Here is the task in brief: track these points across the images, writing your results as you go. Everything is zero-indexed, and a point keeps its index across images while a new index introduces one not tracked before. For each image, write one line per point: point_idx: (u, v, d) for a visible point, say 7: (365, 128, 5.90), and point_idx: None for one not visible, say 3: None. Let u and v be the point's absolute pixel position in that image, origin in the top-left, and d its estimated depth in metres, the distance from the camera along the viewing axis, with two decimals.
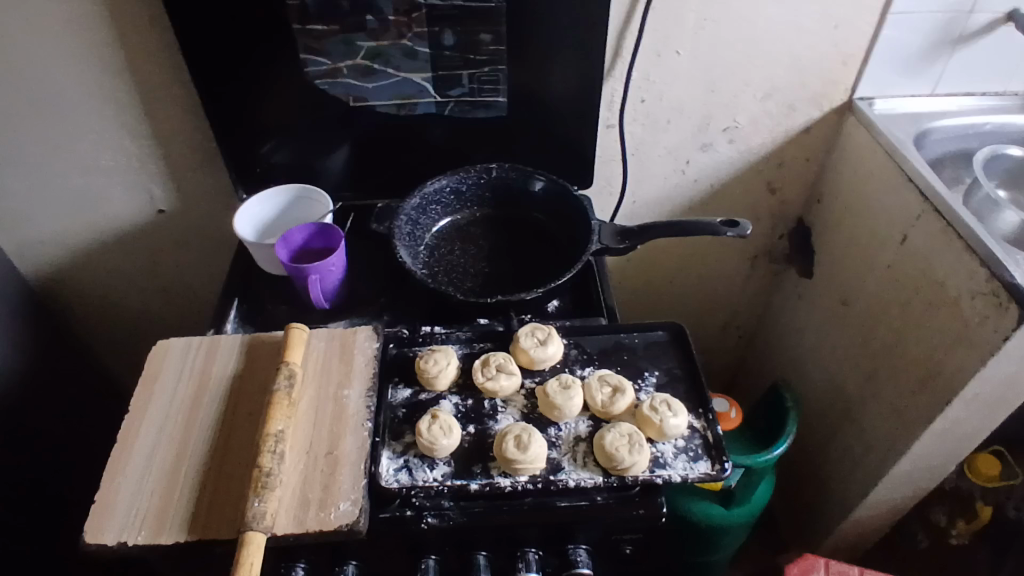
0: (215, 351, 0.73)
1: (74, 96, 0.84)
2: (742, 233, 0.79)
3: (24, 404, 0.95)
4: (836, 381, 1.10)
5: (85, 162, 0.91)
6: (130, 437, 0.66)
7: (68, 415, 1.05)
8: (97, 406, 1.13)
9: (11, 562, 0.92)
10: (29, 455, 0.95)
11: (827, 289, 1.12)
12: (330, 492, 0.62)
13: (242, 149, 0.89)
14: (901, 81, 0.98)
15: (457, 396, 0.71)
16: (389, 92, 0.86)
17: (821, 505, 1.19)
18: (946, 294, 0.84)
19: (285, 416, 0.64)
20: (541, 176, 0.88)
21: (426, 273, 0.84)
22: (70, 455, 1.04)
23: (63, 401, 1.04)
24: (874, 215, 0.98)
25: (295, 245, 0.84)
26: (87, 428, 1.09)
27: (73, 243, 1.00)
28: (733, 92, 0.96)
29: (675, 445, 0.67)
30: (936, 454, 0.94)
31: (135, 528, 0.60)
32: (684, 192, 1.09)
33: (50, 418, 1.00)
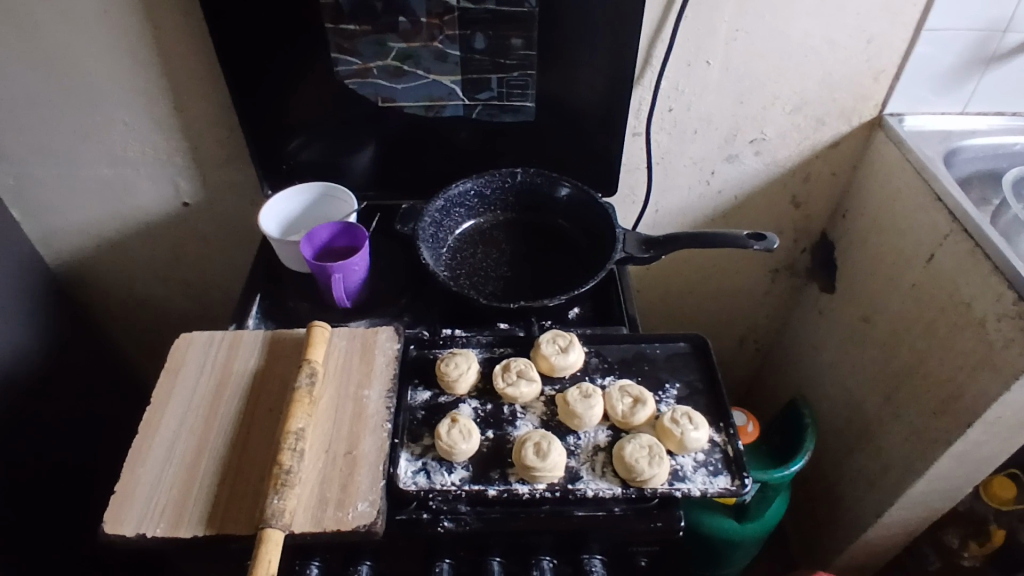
0: (237, 345, 0.73)
1: (108, 87, 0.85)
2: (768, 246, 0.78)
3: (44, 391, 0.96)
4: (855, 399, 1.09)
5: (115, 153, 0.92)
6: (151, 428, 0.67)
7: (88, 405, 1.06)
8: (117, 396, 1.14)
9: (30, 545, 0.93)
10: (49, 442, 0.96)
11: (849, 305, 1.11)
12: (348, 492, 0.62)
13: (271, 145, 0.90)
14: (932, 99, 0.97)
15: (476, 400, 0.71)
16: (418, 93, 0.86)
17: (834, 523, 1.18)
18: (971, 316, 0.83)
19: (305, 414, 0.65)
20: (567, 182, 0.88)
21: (449, 275, 0.84)
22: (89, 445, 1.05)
23: (83, 389, 1.05)
24: (900, 232, 0.97)
25: (319, 243, 0.84)
26: (106, 418, 1.10)
27: (98, 233, 1.01)
28: (762, 104, 0.96)
29: (695, 458, 0.67)
30: (955, 477, 0.92)
31: (154, 520, 0.60)
32: (707, 202, 1.09)
33: (70, 406, 1.01)
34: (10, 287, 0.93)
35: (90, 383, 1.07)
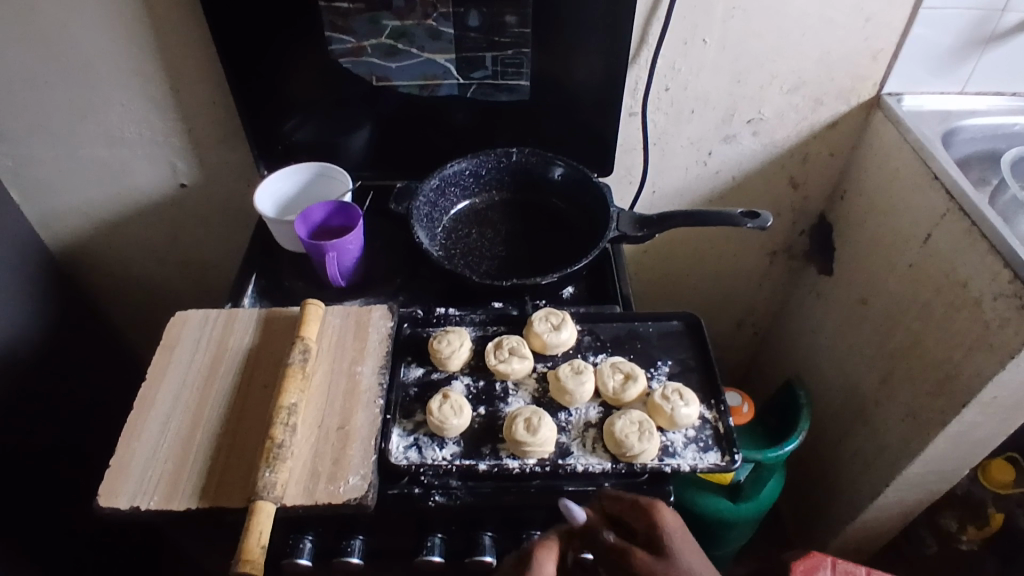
0: (233, 323, 0.74)
1: (102, 67, 0.85)
2: (762, 225, 0.78)
3: (43, 372, 0.97)
4: (851, 381, 1.09)
5: (110, 134, 0.92)
6: (146, 403, 0.67)
7: (86, 385, 1.07)
8: (116, 377, 1.15)
9: (30, 521, 0.94)
10: (48, 421, 0.98)
11: (846, 287, 1.10)
12: (341, 466, 0.62)
13: (267, 125, 0.90)
14: (930, 78, 0.96)
15: (468, 377, 0.72)
16: (413, 72, 0.86)
17: (829, 503, 1.18)
18: (967, 295, 0.83)
19: (298, 389, 0.65)
20: (561, 161, 0.87)
21: (443, 255, 0.84)
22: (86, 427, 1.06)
23: (82, 371, 1.06)
24: (897, 213, 0.97)
25: (314, 222, 0.84)
26: (105, 401, 1.11)
27: (96, 214, 1.02)
28: (759, 84, 0.95)
29: (685, 435, 0.67)
30: (949, 458, 0.93)
31: (148, 493, 0.61)
32: (704, 183, 1.08)
33: (69, 387, 1.03)
34: (10, 270, 0.94)
35: (88, 365, 1.08)
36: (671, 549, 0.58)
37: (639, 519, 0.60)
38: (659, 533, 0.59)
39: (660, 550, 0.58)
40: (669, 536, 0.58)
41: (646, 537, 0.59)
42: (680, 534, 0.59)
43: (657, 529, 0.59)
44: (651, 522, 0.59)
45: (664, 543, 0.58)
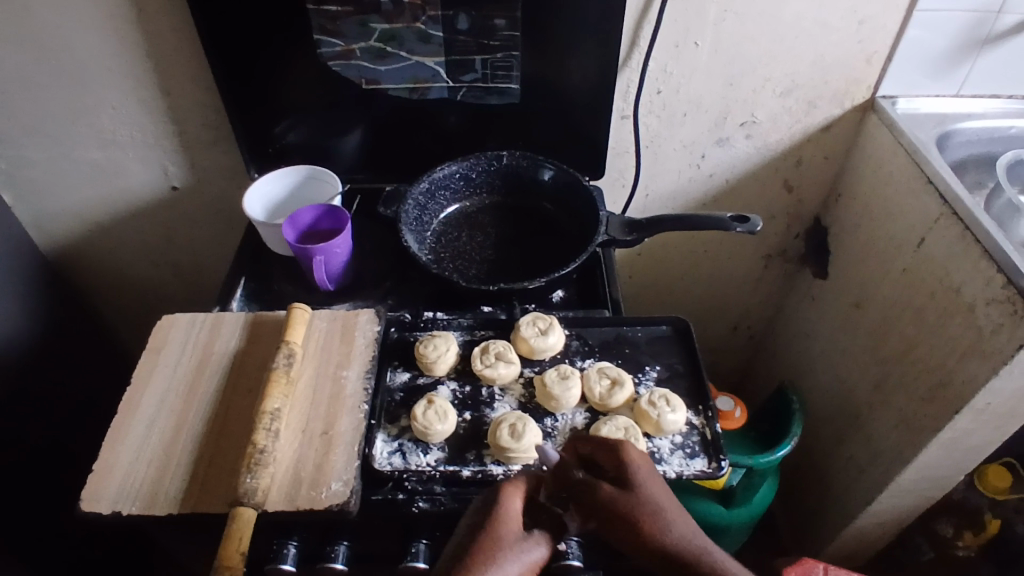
0: (219, 327, 0.74)
1: (93, 69, 0.85)
2: (752, 229, 0.77)
3: (35, 375, 0.97)
4: (846, 386, 1.09)
5: (102, 136, 0.92)
6: (131, 407, 0.67)
7: (79, 388, 1.07)
8: (110, 380, 1.15)
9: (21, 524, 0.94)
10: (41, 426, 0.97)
11: (840, 291, 1.10)
12: (323, 471, 0.62)
13: (257, 128, 0.90)
14: (924, 81, 0.95)
15: (454, 382, 0.71)
16: (402, 75, 0.86)
17: (824, 509, 1.17)
18: (960, 300, 0.82)
19: (281, 394, 0.65)
20: (551, 164, 0.87)
21: (432, 259, 0.84)
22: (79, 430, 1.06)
23: (75, 374, 1.06)
24: (891, 217, 0.96)
25: (302, 225, 0.84)
26: (97, 404, 1.11)
27: (89, 215, 1.02)
28: (752, 87, 0.94)
29: (672, 441, 0.67)
30: (944, 465, 0.92)
31: (130, 498, 0.60)
32: (698, 186, 1.08)
33: (62, 390, 1.02)
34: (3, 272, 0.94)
35: (81, 367, 1.08)
36: (639, 483, 0.55)
37: (609, 458, 0.57)
38: (627, 468, 0.56)
39: (626, 485, 0.56)
40: (635, 473, 0.56)
41: (613, 475, 0.57)
42: (647, 473, 0.56)
43: (625, 466, 0.56)
44: (619, 459, 0.56)
45: (630, 478, 0.56)
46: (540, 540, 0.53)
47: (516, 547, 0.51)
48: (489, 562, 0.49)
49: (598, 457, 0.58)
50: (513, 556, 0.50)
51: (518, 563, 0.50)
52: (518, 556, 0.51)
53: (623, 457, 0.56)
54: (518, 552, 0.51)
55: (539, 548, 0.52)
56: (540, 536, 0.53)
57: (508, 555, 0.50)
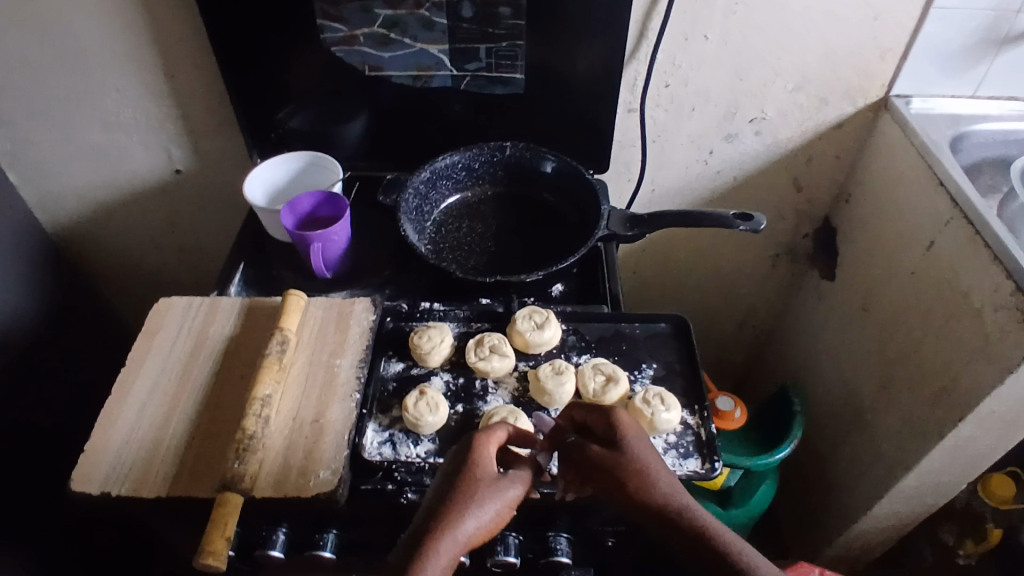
0: (215, 311, 0.73)
1: (96, 51, 0.84)
2: (755, 227, 0.75)
3: (40, 355, 0.97)
4: (851, 389, 1.07)
5: (107, 118, 0.91)
6: (124, 388, 0.67)
7: (85, 370, 1.07)
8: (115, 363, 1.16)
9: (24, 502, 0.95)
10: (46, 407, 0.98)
11: (848, 292, 1.08)
12: (313, 459, 0.62)
13: (260, 114, 0.89)
14: (939, 80, 0.93)
15: (448, 374, 0.71)
16: (406, 63, 0.85)
17: (825, 512, 1.16)
18: (969, 305, 0.80)
19: (274, 380, 0.65)
20: (553, 156, 0.86)
21: (431, 249, 0.83)
22: (84, 411, 1.07)
23: (79, 355, 1.07)
24: (901, 218, 0.94)
25: (302, 212, 0.83)
26: (101, 385, 1.11)
27: (94, 198, 1.02)
28: (762, 81, 0.93)
29: (665, 440, 0.66)
30: (947, 471, 0.90)
31: (119, 480, 0.60)
32: (705, 182, 1.06)
33: (67, 371, 1.03)
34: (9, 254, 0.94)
35: (85, 349, 1.09)
36: (626, 437, 0.53)
37: (600, 420, 0.55)
38: (615, 427, 0.54)
39: (615, 444, 0.53)
40: (623, 430, 0.53)
41: (603, 437, 0.55)
42: (636, 431, 0.54)
43: (613, 424, 0.54)
44: (608, 418, 0.55)
45: (619, 435, 0.53)
46: (519, 480, 0.50)
47: (494, 487, 0.48)
48: (470, 498, 0.46)
49: (588, 421, 0.56)
50: (492, 494, 0.47)
51: (497, 501, 0.47)
52: (497, 493, 0.47)
53: (611, 416, 0.54)
54: (497, 491, 0.48)
55: (517, 487, 0.49)
56: (518, 477, 0.50)
57: (487, 494, 0.47)
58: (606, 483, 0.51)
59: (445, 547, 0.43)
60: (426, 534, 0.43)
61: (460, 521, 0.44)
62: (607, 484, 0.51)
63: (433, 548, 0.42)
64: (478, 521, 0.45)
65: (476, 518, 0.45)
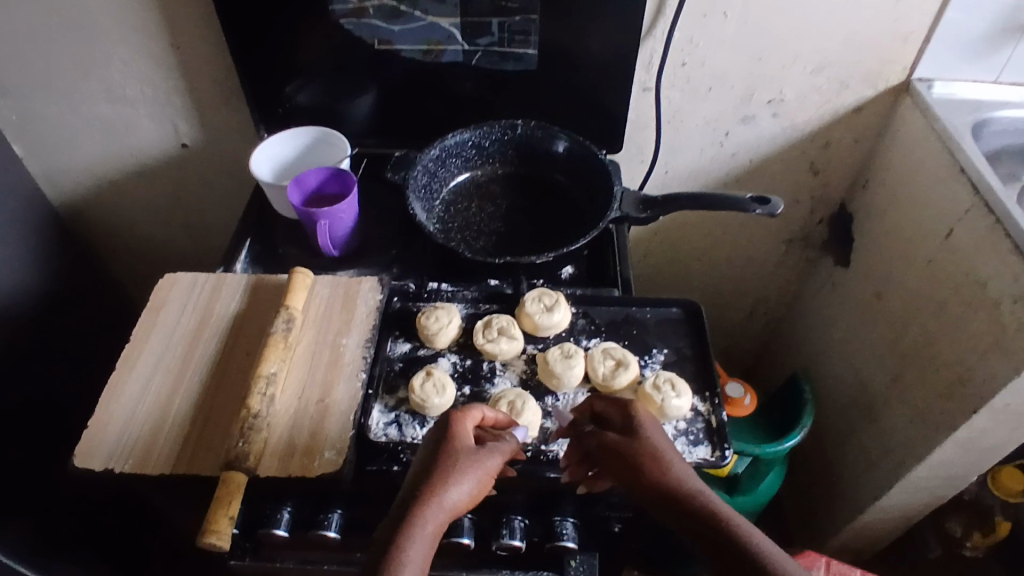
0: (220, 288, 0.72)
1: (100, 21, 0.82)
2: (772, 211, 0.73)
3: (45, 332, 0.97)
4: (862, 378, 1.05)
5: (112, 90, 0.90)
6: (128, 363, 0.66)
7: (92, 346, 1.07)
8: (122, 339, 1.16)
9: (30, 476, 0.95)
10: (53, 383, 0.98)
11: (862, 280, 1.06)
12: (317, 439, 0.61)
13: (266, 87, 0.87)
14: (964, 63, 0.90)
15: (455, 355, 0.70)
16: (416, 37, 0.82)
17: (832, 501, 1.15)
18: (985, 298, 0.79)
19: (278, 359, 0.64)
20: (565, 136, 0.84)
21: (439, 229, 0.82)
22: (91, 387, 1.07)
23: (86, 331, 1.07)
24: (919, 206, 0.92)
25: (308, 188, 0.82)
26: (108, 360, 1.11)
27: (100, 172, 1.00)
28: (781, 62, 0.90)
29: (675, 427, 0.65)
30: (956, 465, 0.89)
31: (123, 457, 0.60)
32: (720, 164, 1.04)
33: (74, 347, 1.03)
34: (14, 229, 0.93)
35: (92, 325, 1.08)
36: (642, 427, 0.55)
37: (618, 411, 0.57)
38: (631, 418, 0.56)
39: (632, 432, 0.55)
40: (640, 419, 0.56)
41: (620, 426, 0.56)
42: (652, 420, 0.56)
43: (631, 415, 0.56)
44: (626, 409, 0.57)
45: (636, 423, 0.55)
46: (497, 450, 0.52)
47: (473, 457, 0.50)
48: (450, 469, 0.49)
49: (604, 411, 0.58)
50: (471, 464, 0.50)
51: (477, 470, 0.50)
52: (476, 463, 0.50)
53: (629, 406, 0.56)
54: (476, 461, 0.50)
55: (494, 457, 0.52)
56: (496, 448, 0.53)
57: (466, 465, 0.50)
58: (619, 468, 0.53)
59: (432, 515, 0.46)
60: (413, 503, 0.46)
61: (445, 490, 0.47)
62: (622, 469, 0.53)
63: (421, 518, 0.45)
64: (463, 490, 0.48)
65: (461, 487, 0.48)
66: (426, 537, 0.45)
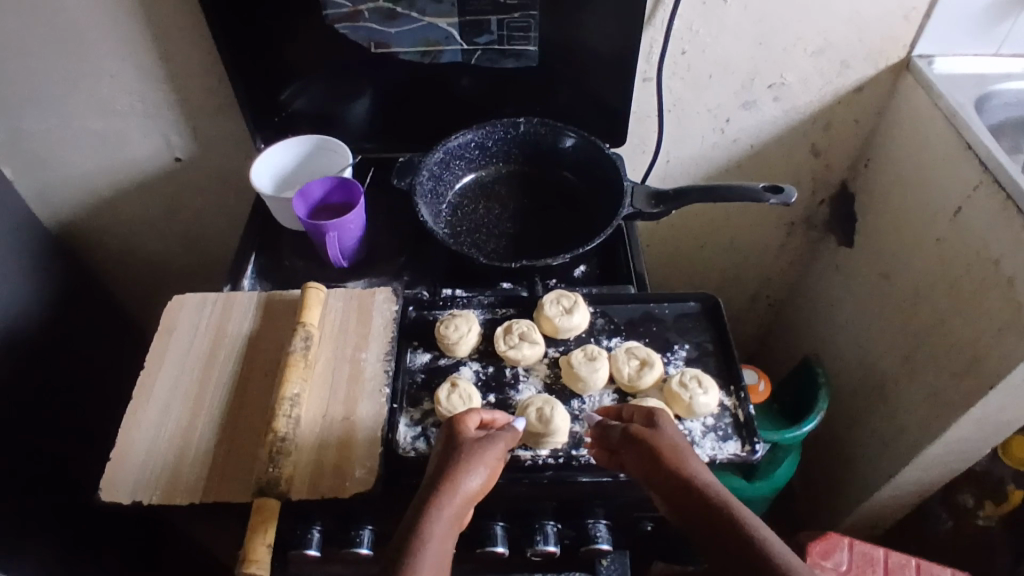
0: (231, 307, 0.71)
1: (88, 35, 0.79)
2: (786, 200, 0.73)
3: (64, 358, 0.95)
4: (872, 357, 1.06)
5: (103, 105, 0.87)
6: (145, 391, 0.64)
7: (106, 368, 1.05)
8: (132, 358, 1.13)
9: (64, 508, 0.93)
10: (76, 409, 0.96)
11: (869, 260, 1.07)
12: (346, 458, 0.60)
13: (262, 96, 0.85)
14: (963, 38, 0.90)
15: (477, 363, 0.69)
16: (414, 38, 0.80)
17: (846, 480, 1.17)
18: (999, 274, 0.79)
19: (300, 378, 0.63)
20: (573, 132, 0.82)
21: (448, 233, 0.80)
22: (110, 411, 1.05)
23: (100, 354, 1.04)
24: (926, 184, 0.92)
25: (313, 199, 0.80)
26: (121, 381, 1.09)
27: (93, 189, 0.98)
28: (782, 46, 0.89)
29: (703, 423, 0.65)
30: (972, 440, 0.90)
31: (149, 488, 0.58)
32: (722, 150, 1.04)
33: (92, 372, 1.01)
34: (20, 254, 0.90)
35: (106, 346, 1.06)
36: (663, 427, 0.58)
37: (640, 413, 0.60)
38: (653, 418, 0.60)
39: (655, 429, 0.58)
40: (662, 420, 0.59)
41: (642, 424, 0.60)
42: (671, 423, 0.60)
43: (654, 415, 0.59)
44: (649, 411, 0.60)
45: (658, 424, 0.58)
46: (501, 437, 0.55)
47: (480, 451, 0.53)
48: (462, 464, 0.52)
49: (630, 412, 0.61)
50: (478, 459, 0.53)
51: (485, 460, 0.53)
52: (485, 454, 0.53)
53: (652, 411, 0.60)
54: (482, 454, 0.53)
55: (499, 446, 0.54)
56: (501, 437, 0.55)
57: (475, 458, 0.53)
58: (635, 459, 0.56)
59: (450, 501, 0.50)
60: (431, 490, 0.51)
61: (462, 479, 0.51)
62: (637, 460, 0.56)
63: (440, 503, 0.50)
64: (478, 478, 0.52)
65: (477, 476, 0.52)
66: (446, 521, 0.49)
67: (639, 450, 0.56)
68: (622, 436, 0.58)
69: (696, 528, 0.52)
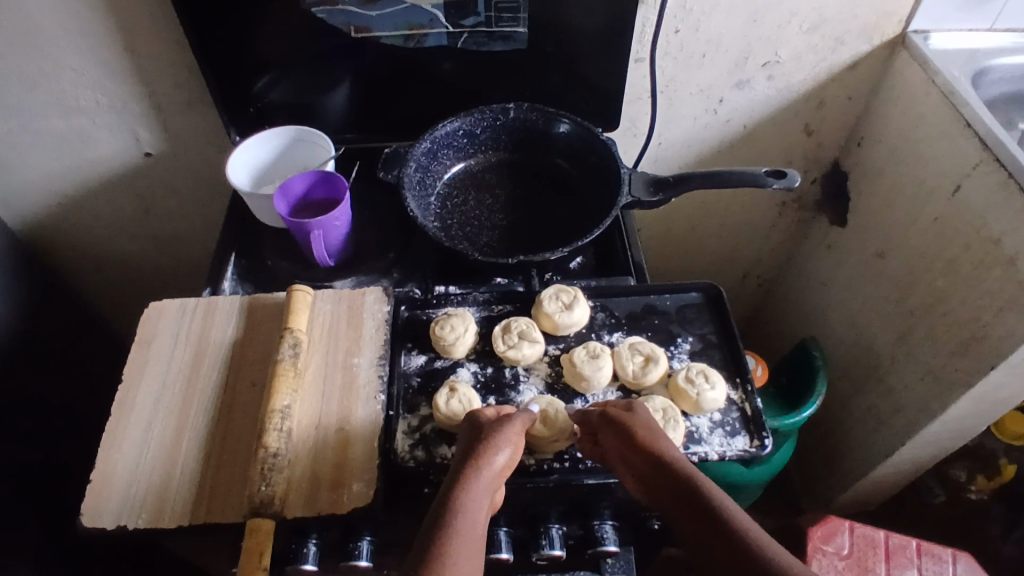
0: (213, 313, 0.67)
1: (40, 26, 0.73)
2: (789, 185, 0.71)
3: (36, 367, 0.90)
4: (867, 338, 1.06)
5: (64, 101, 0.81)
6: (125, 408, 0.61)
7: (82, 375, 1.00)
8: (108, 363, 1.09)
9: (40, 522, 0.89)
10: (51, 419, 0.91)
11: (862, 240, 1.05)
12: (344, 472, 0.57)
13: (235, 87, 0.80)
14: (960, 12, 0.88)
15: (475, 364, 0.66)
16: (396, 21, 0.76)
17: (840, 458, 1.17)
18: (1001, 253, 0.77)
19: (290, 389, 0.60)
20: (566, 117, 0.79)
21: (439, 227, 0.77)
22: (88, 420, 1.01)
23: (75, 360, 1.00)
24: (922, 162, 0.90)
25: (295, 195, 0.76)
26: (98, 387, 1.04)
27: (58, 190, 0.92)
28: (776, 23, 0.86)
29: (711, 419, 0.63)
30: (970, 418, 0.90)
31: (135, 511, 0.55)
32: (714, 132, 1.01)
33: (66, 381, 0.96)
34: None
35: (79, 352, 1.01)
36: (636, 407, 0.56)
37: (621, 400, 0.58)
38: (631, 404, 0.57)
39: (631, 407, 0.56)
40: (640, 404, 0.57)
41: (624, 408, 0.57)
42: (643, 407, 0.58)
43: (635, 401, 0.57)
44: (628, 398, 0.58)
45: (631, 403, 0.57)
46: (518, 417, 0.53)
47: (502, 435, 0.50)
48: (488, 444, 0.49)
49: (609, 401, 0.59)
50: (499, 440, 0.50)
51: (509, 437, 0.50)
52: (507, 431, 0.51)
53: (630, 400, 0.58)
54: (505, 436, 0.50)
55: (516, 427, 0.52)
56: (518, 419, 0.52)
57: (498, 440, 0.50)
58: (612, 440, 0.54)
59: (482, 476, 0.47)
60: (461, 469, 0.47)
61: (490, 456, 0.48)
62: (612, 440, 0.54)
63: (468, 479, 0.46)
64: (506, 455, 0.49)
65: (505, 453, 0.49)
66: (480, 496, 0.46)
67: (614, 430, 0.54)
68: (599, 417, 0.56)
69: (669, 505, 0.48)
